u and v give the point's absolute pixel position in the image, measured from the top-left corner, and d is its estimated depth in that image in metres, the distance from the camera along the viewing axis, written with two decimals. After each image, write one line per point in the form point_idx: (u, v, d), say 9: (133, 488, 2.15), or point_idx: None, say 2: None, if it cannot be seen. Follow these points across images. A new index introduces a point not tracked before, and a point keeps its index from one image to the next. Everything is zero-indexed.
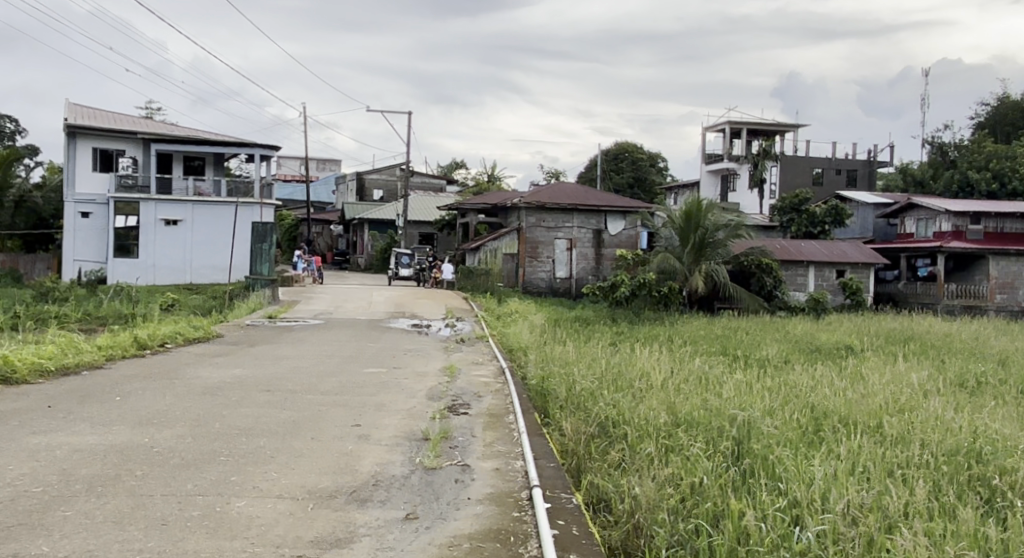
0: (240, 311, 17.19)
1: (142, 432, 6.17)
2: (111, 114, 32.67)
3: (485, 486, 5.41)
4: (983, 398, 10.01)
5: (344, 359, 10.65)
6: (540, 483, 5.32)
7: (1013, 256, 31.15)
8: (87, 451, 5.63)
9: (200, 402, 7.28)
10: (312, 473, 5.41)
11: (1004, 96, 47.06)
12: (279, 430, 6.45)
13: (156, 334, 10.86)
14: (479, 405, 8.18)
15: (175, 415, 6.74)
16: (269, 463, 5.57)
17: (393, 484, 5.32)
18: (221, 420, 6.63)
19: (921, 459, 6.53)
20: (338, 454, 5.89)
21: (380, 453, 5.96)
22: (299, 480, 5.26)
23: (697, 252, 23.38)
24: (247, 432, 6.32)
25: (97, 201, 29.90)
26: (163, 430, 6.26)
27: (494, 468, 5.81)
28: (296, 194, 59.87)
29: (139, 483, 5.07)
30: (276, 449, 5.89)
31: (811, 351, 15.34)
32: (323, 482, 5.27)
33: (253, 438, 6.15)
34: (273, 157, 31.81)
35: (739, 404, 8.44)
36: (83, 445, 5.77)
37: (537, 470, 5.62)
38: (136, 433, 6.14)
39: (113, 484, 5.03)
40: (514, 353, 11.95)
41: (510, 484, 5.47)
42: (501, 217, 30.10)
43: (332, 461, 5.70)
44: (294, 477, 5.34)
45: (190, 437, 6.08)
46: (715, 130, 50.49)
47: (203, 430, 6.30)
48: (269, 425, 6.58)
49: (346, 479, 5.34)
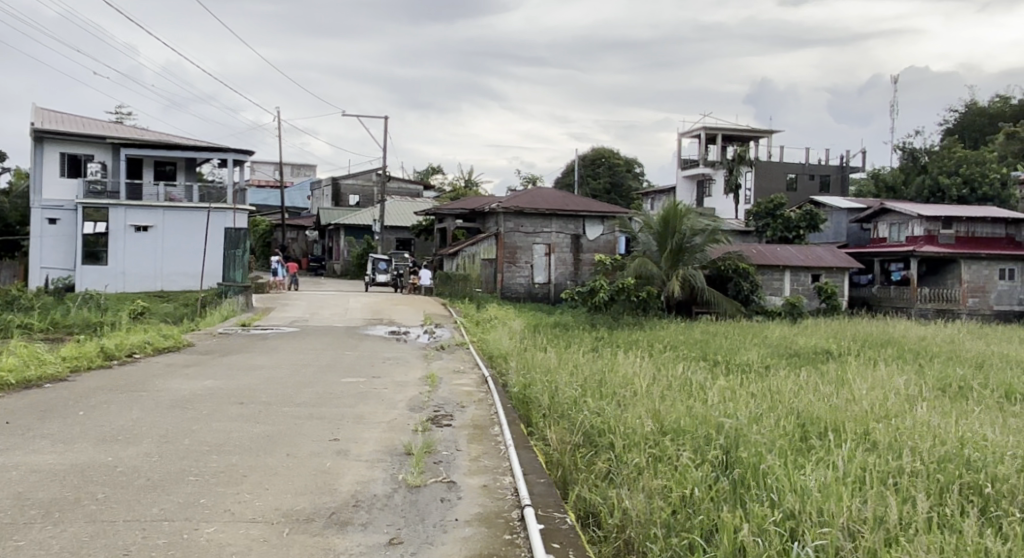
0: (212, 319, 16.83)
1: (106, 450, 5.88)
2: (80, 118, 32.10)
3: (474, 505, 5.18)
4: (967, 403, 9.96)
5: (321, 368, 10.38)
6: (532, 502, 5.10)
7: (985, 260, 31.53)
8: (45, 472, 5.34)
9: (168, 416, 6.98)
10: (288, 494, 5.15)
11: (973, 103, 47.69)
12: (253, 446, 6.18)
13: (124, 344, 10.52)
14: (463, 416, 7.95)
15: (142, 431, 6.44)
16: (242, 483, 5.31)
17: (375, 504, 5.08)
18: (191, 436, 6.36)
19: (913, 467, 6.41)
20: (316, 472, 5.63)
21: (361, 471, 5.72)
22: (275, 502, 4.99)
23: (674, 257, 23.32)
24: (218, 449, 6.05)
25: (65, 208, 29.32)
26: (129, 447, 5.97)
27: (481, 485, 5.58)
28: (270, 200, 59.30)
29: (101, 507, 4.79)
30: (249, 468, 5.62)
31: (790, 355, 15.28)
32: (300, 503, 5.02)
33: (225, 456, 5.88)
34: (247, 162, 31.37)
35: (725, 411, 8.28)
36: (41, 466, 5.47)
37: (528, 487, 5.40)
38: (99, 451, 5.85)
39: (72, 509, 4.75)
40: (495, 360, 11.74)
41: (499, 503, 5.25)
42: (479, 223, 29.88)
43: (311, 480, 5.45)
44: (269, 498, 5.08)
45: (157, 455, 5.80)
46: (690, 135, 50.65)
47: (171, 447, 6.02)
48: (241, 440, 6.30)
49: (325, 500, 5.09)
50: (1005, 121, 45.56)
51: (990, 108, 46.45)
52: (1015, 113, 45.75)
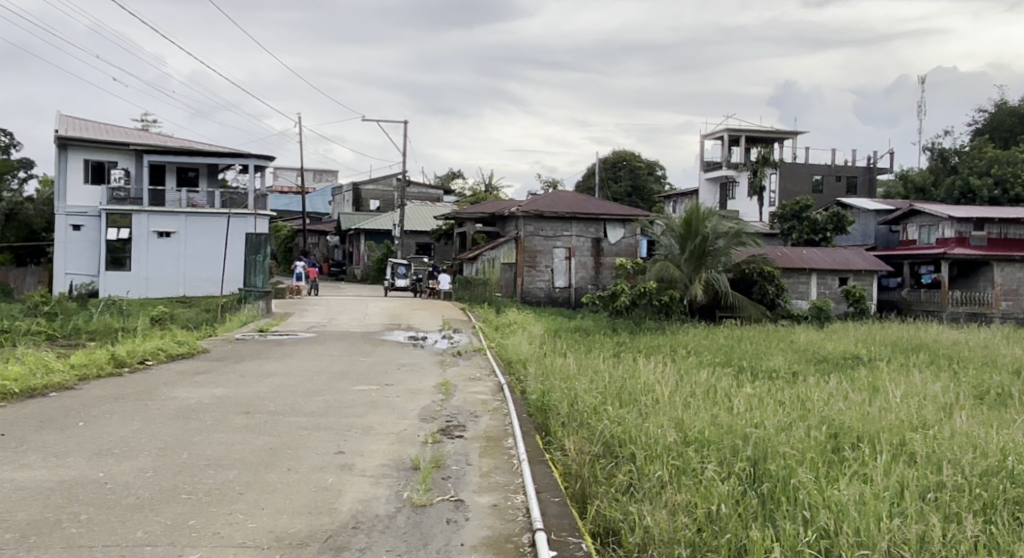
0: (231, 325, 16.68)
1: (98, 465, 5.69)
2: (104, 125, 32.25)
3: (481, 527, 4.92)
4: (1005, 412, 9.52)
5: (334, 375, 10.16)
6: (544, 525, 4.81)
7: (1018, 263, 30.79)
8: (30, 490, 5.15)
9: (170, 427, 6.79)
10: (284, 514, 4.93)
11: (1003, 102, 46.72)
12: (253, 460, 5.95)
13: (136, 351, 10.38)
14: (476, 427, 7.69)
15: (141, 443, 6.26)
16: (236, 502, 5.09)
17: (376, 526, 4.83)
18: (189, 449, 6.15)
19: (953, 481, 6.12)
20: (317, 489, 5.41)
21: (364, 488, 5.48)
22: (269, 524, 4.77)
23: (697, 261, 22.91)
24: (215, 464, 5.84)
25: (89, 214, 29.48)
26: (122, 462, 5.77)
27: (491, 505, 5.31)
28: (291, 205, 59.50)
29: (82, 529, 4.59)
30: (246, 484, 5.40)
31: (818, 361, 14.86)
32: (296, 525, 4.79)
33: (222, 471, 5.67)
34: (267, 167, 31.34)
35: (752, 421, 7.95)
36: (27, 482, 5.28)
37: (540, 507, 5.12)
38: (92, 466, 5.66)
39: (48, 533, 4.53)
40: (513, 367, 11.46)
41: (509, 525, 4.98)
42: (499, 226, 29.61)
43: (310, 498, 5.22)
44: (265, 518, 4.86)
45: (151, 470, 5.60)
46: (713, 137, 50.11)
47: (167, 461, 5.82)
48: (242, 454, 6.10)
49: (323, 522, 4.86)
50: None
51: (1020, 108, 45.47)
52: None
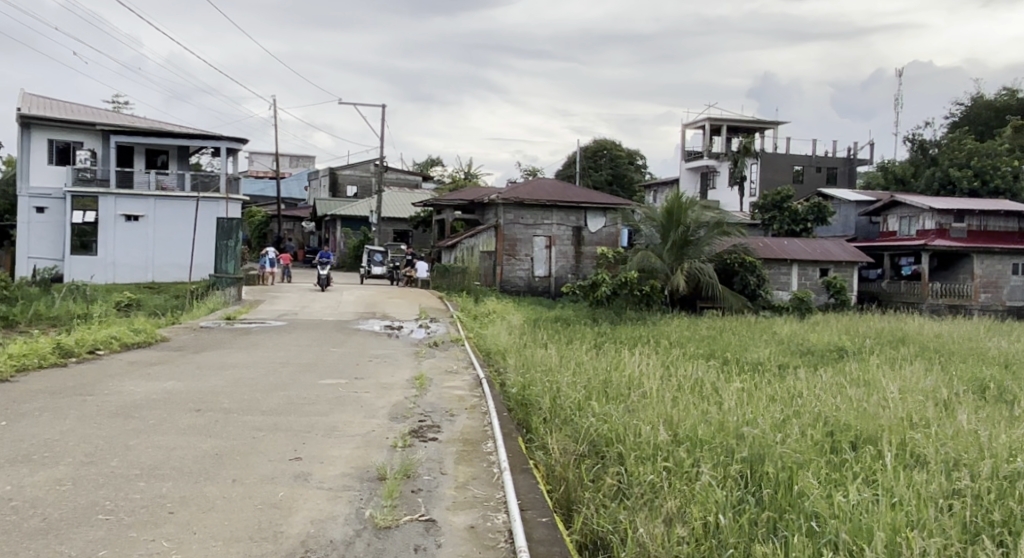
0: (197, 313, 16.03)
1: (10, 476, 5.08)
2: (71, 105, 31.29)
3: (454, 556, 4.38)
4: (1007, 407, 9.13)
5: (300, 368, 9.56)
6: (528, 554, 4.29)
7: (997, 254, 30.68)
8: None
9: (104, 428, 6.17)
10: (222, 540, 4.36)
11: (980, 96, 46.76)
12: (193, 469, 5.37)
13: (86, 340, 9.74)
14: (452, 428, 7.12)
15: (66, 448, 5.65)
16: (166, 523, 4.52)
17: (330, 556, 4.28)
18: (121, 455, 5.55)
19: (974, 487, 5.66)
20: (265, 506, 4.84)
21: (320, 504, 4.91)
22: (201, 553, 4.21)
23: (678, 250, 22.44)
24: (149, 473, 5.25)
25: (53, 196, 28.54)
26: (39, 472, 5.17)
27: (467, 527, 4.76)
28: (266, 191, 58.55)
29: None
30: (181, 501, 4.82)
31: (802, 353, 14.47)
32: (235, 553, 4.24)
33: (155, 483, 5.09)
34: (240, 150, 30.53)
35: (744, 418, 7.43)
36: None
37: (524, 532, 4.58)
38: (3, 477, 5.06)
39: None
40: (492, 358, 10.94)
41: (486, 552, 4.45)
42: (478, 214, 29.02)
43: (254, 518, 4.65)
44: (196, 546, 4.29)
45: (69, 483, 5.00)
46: (694, 126, 49.71)
47: (91, 471, 5.22)
48: (182, 461, 5.50)
49: (267, 549, 4.30)
50: (1012, 115, 44.62)
51: (996, 101, 45.51)
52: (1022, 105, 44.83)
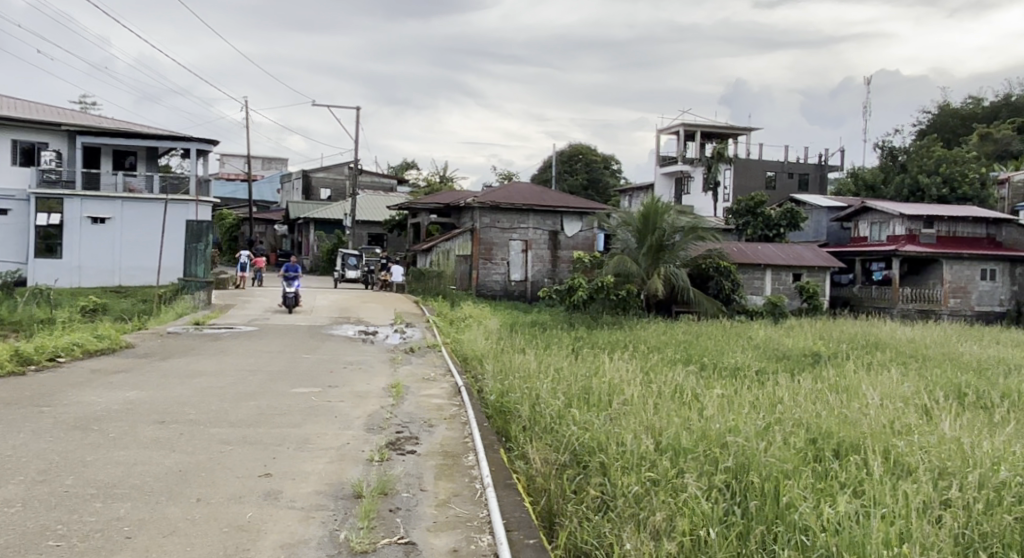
0: (166, 319, 15.66)
1: None
2: (36, 105, 30.63)
3: None
4: (986, 414, 9.06)
5: (271, 375, 9.26)
6: None
7: (967, 260, 30.97)
8: None
9: (59, 444, 5.86)
10: None
11: (947, 104, 47.37)
12: (154, 488, 5.10)
13: (46, 347, 9.40)
14: (430, 440, 6.89)
15: (18, 467, 5.35)
16: (123, 550, 4.26)
17: None
18: (77, 474, 5.27)
19: (964, 498, 5.53)
20: (232, 528, 4.59)
21: (292, 527, 4.67)
22: None
23: (655, 254, 22.34)
24: (106, 493, 4.97)
25: (17, 198, 27.87)
26: None
27: (449, 550, 4.55)
28: (238, 194, 57.81)
29: None
30: (141, 525, 4.55)
31: (779, 358, 14.38)
32: None
33: (113, 504, 4.81)
34: (211, 151, 30.05)
35: (727, 425, 7.26)
36: None
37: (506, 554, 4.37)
38: None
39: None
40: (469, 365, 10.71)
41: None
42: (454, 218, 28.76)
43: (219, 543, 4.40)
44: None
45: (19, 504, 4.72)
46: (668, 132, 49.83)
47: (42, 491, 4.93)
48: (143, 479, 5.23)
49: None
50: (979, 123, 45.22)
51: (963, 110, 46.12)
52: (988, 114, 45.47)
